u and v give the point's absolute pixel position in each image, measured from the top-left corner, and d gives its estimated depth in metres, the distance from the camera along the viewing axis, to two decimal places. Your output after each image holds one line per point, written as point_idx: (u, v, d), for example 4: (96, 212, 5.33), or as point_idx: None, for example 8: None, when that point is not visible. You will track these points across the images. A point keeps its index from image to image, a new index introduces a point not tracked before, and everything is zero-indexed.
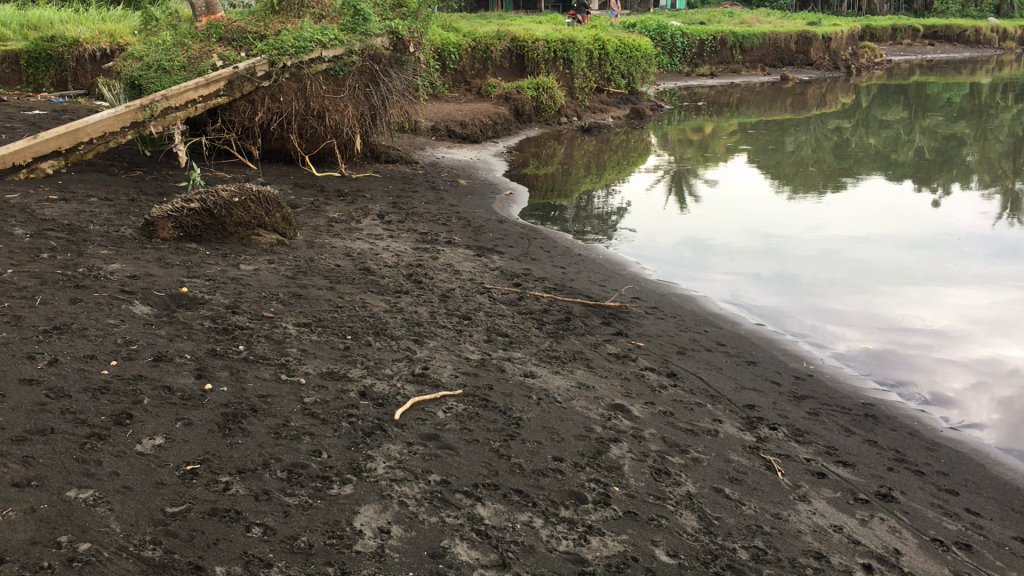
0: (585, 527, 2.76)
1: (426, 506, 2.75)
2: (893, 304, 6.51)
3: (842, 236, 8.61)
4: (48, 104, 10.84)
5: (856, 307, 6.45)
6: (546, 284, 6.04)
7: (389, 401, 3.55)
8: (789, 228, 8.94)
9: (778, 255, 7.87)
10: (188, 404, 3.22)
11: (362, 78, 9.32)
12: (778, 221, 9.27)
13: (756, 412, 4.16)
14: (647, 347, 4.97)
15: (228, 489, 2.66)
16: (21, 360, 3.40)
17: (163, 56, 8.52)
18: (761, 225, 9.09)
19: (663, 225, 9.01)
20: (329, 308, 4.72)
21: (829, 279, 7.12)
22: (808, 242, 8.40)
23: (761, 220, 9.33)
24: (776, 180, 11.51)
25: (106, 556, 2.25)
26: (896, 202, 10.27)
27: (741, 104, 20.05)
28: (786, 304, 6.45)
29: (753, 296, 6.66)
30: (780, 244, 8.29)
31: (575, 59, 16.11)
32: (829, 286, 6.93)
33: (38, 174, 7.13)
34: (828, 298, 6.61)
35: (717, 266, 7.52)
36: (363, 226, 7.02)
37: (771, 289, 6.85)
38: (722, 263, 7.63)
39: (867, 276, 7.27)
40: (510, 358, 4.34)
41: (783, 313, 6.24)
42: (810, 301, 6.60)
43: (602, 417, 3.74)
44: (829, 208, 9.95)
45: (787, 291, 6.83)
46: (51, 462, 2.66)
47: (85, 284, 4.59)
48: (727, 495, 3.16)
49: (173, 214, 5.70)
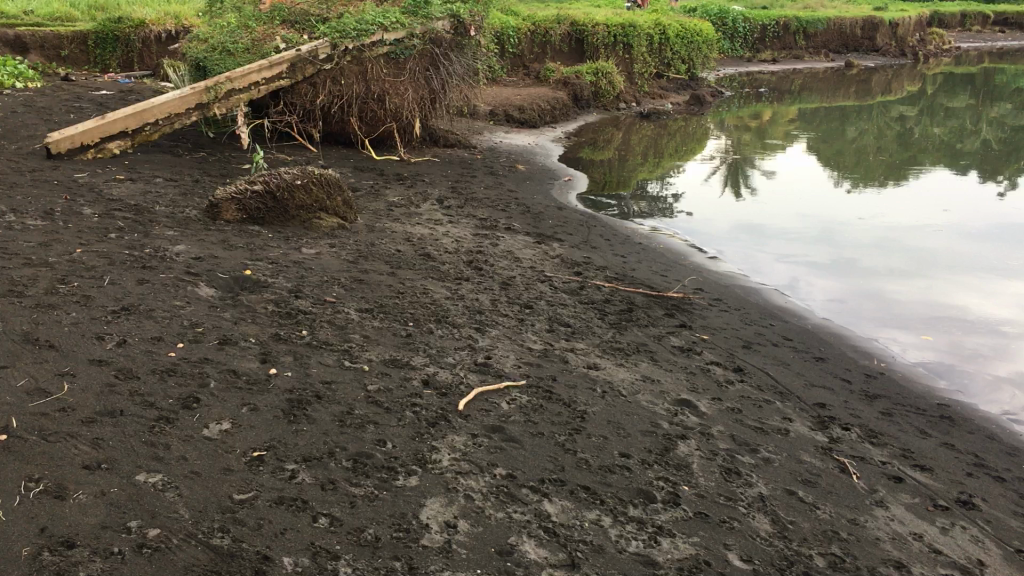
0: (655, 528, 2.69)
1: (492, 501, 2.70)
2: (959, 296, 6.31)
3: (902, 225, 8.38)
4: (114, 85, 11.02)
5: (921, 296, 6.28)
6: (608, 273, 5.95)
7: (453, 391, 3.50)
8: (847, 216, 8.73)
9: (834, 242, 7.67)
10: (254, 389, 3.21)
11: (423, 61, 9.24)
12: (836, 209, 9.05)
13: (827, 411, 4.04)
14: (712, 340, 4.85)
15: (294, 477, 2.64)
16: (91, 341, 3.43)
17: (227, 38, 8.59)
18: (819, 213, 8.87)
19: (717, 212, 8.83)
20: (391, 293, 4.69)
21: (889, 268, 6.92)
22: (867, 230, 8.18)
23: (818, 208, 9.11)
24: (833, 168, 11.25)
25: (175, 543, 2.24)
26: (956, 193, 10.01)
27: (803, 90, 19.64)
28: (845, 295, 6.28)
29: (811, 285, 6.49)
30: (837, 231, 8.08)
31: (635, 43, 15.90)
32: (893, 275, 6.74)
33: (106, 154, 7.26)
34: (889, 289, 6.42)
35: (772, 253, 7.35)
36: (423, 210, 6.99)
37: (832, 277, 6.67)
38: (778, 249, 7.46)
39: (929, 265, 7.05)
40: (573, 349, 4.27)
41: (843, 306, 6.07)
42: (873, 290, 6.42)
43: (669, 413, 3.66)
44: (888, 197, 9.71)
45: (850, 279, 6.64)
46: (120, 444, 2.67)
47: (152, 264, 4.63)
48: (801, 498, 3.07)
49: (237, 196, 5.73)
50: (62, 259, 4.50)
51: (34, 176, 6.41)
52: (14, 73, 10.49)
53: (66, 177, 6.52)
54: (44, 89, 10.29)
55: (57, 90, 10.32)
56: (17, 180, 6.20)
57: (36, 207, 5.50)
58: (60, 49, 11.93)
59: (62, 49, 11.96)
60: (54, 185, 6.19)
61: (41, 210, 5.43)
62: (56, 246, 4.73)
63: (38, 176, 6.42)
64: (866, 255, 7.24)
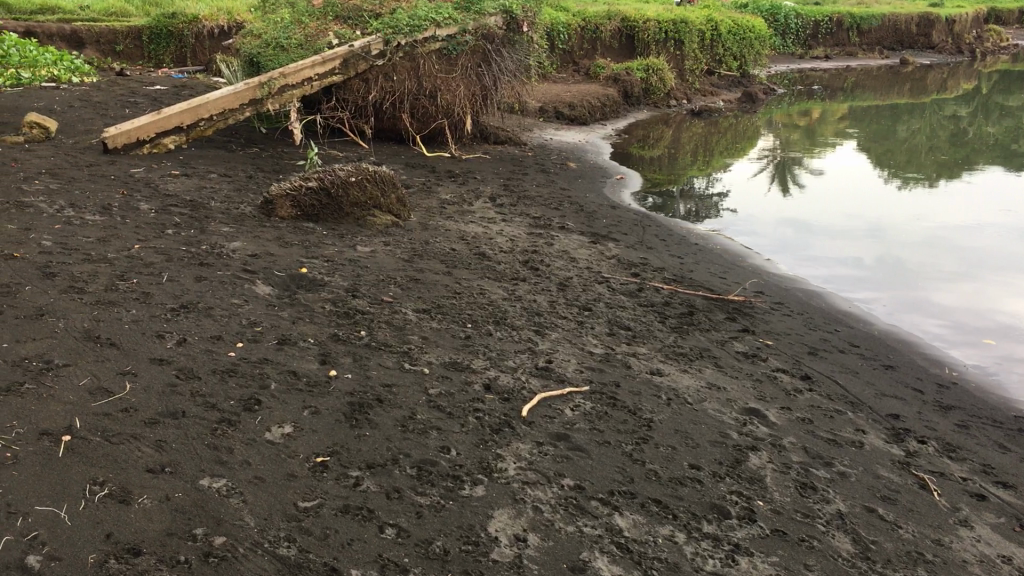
0: (732, 546, 2.58)
1: (561, 513, 2.61)
2: (1017, 300, 6.10)
3: (953, 224, 8.15)
4: (168, 80, 11.10)
5: (978, 301, 6.08)
6: (666, 275, 5.82)
7: (515, 397, 3.41)
8: (897, 215, 8.51)
9: (885, 242, 7.46)
10: (315, 391, 3.15)
11: (474, 58, 9.12)
12: (885, 208, 8.83)
13: (901, 423, 3.89)
14: (777, 346, 4.71)
15: (359, 485, 2.57)
16: (151, 339, 3.39)
17: (281, 34, 8.61)
18: (867, 211, 8.65)
19: (763, 209, 8.64)
20: (448, 294, 4.62)
21: (943, 269, 6.71)
22: (918, 229, 7.95)
23: (867, 206, 8.89)
24: (882, 166, 11.00)
25: (241, 552, 2.18)
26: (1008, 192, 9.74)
27: (857, 88, 19.26)
28: (898, 298, 6.10)
29: (863, 287, 6.32)
30: (887, 230, 7.87)
31: (686, 40, 15.69)
32: (949, 278, 6.54)
33: (161, 148, 7.28)
34: (944, 293, 6.23)
35: (821, 251, 7.17)
36: (476, 208, 6.91)
37: (886, 279, 6.49)
38: (826, 248, 7.27)
39: (984, 266, 6.84)
40: (635, 354, 4.16)
41: (897, 310, 5.90)
42: (929, 294, 6.23)
43: (737, 422, 3.54)
44: (941, 196, 9.45)
45: (905, 282, 6.46)
46: (184, 447, 2.62)
47: (209, 261, 4.60)
48: (881, 516, 2.94)
49: (292, 192, 5.70)
50: (121, 255, 4.50)
51: (92, 170, 6.46)
52: (71, 69, 10.73)
53: (122, 172, 6.55)
54: (100, 84, 10.42)
55: (112, 85, 10.49)
56: (75, 175, 6.24)
57: (94, 201, 5.52)
58: (116, 43, 12.11)
59: (117, 44, 12.12)
60: (111, 180, 6.22)
61: (99, 205, 5.44)
62: (114, 241, 4.73)
63: (96, 171, 6.46)
64: (918, 255, 7.04)
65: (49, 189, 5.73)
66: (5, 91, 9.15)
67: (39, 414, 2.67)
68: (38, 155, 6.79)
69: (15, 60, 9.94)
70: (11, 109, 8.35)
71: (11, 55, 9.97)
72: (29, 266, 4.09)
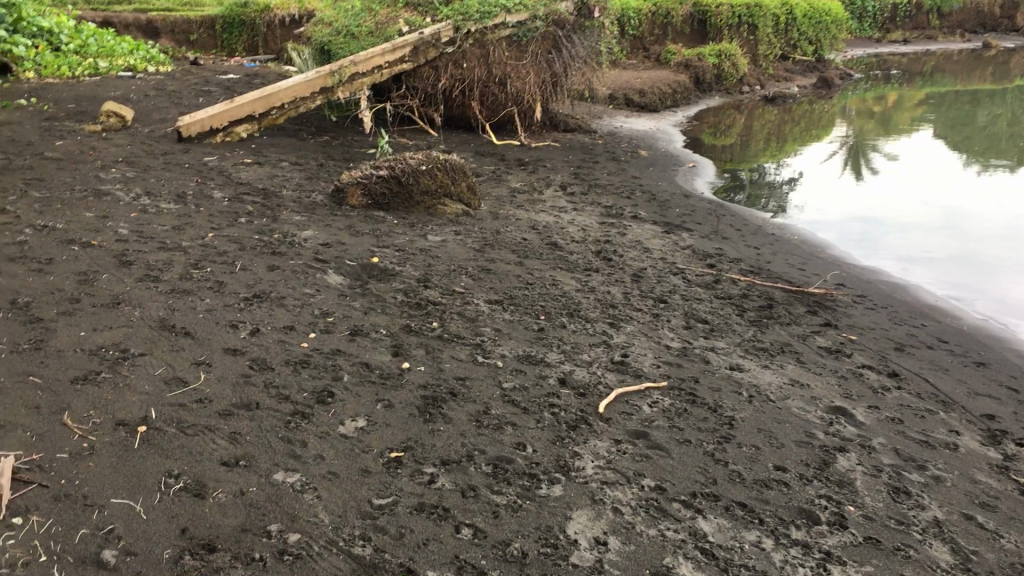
0: (823, 554, 2.45)
1: (642, 516, 2.51)
2: None
3: None
4: (240, 69, 11.23)
5: None
6: (742, 266, 5.64)
7: (591, 392, 3.31)
8: (977, 203, 8.17)
9: (964, 233, 7.17)
10: (387, 384, 3.10)
11: (545, 45, 8.92)
12: (965, 196, 8.49)
13: (998, 424, 3.68)
14: (861, 341, 4.52)
15: (433, 482, 2.50)
16: (225, 329, 3.39)
17: (352, 21, 8.69)
18: (946, 199, 8.33)
19: (836, 198, 8.37)
20: (520, 285, 4.54)
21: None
22: (1000, 218, 7.62)
23: (945, 194, 8.56)
24: (960, 151, 10.59)
25: (316, 550, 2.13)
26: None
27: (937, 72, 18.59)
28: (982, 293, 5.84)
29: (944, 280, 6.06)
30: (967, 220, 7.56)
31: (760, 24, 15.29)
32: None
33: (234, 137, 7.44)
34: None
35: (897, 242, 6.91)
36: (546, 197, 6.82)
37: (968, 273, 6.22)
38: (902, 239, 7.01)
39: None
40: (713, 348, 4.02)
41: (981, 306, 5.64)
42: (1013, 289, 5.95)
43: (823, 421, 3.38)
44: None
45: (987, 275, 6.20)
46: (258, 440, 2.58)
47: (282, 250, 4.60)
48: (982, 524, 2.78)
49: (363, 180, 5.69)
50: (195, 243, 4.52)
51: (167, 159, 6.53)
52: (147, 58, 10.91)
53: (196, 160, 6.62)
54: (174, 73, 10.58)
55: (187, 74, 10.66)
56: (150, 164, 6.32)
57: (169, 190, 5.57)
58: (190, 33, 12.29)
59: (192, 34, 12.30)
60: (186, 169, 6.29)
61: (174, 193, 5.50)
62: (188, 230, 4.76)
63: (171, 159, 6.54)
64: (1000, 247, 6.74)
65: (125, 177, 5.80)
66: (84, 81, 9.35)
67: (116, 404, 2.67)
68: (116, 144, 6.90)
69: (92, 51, 10.25)
70: (91, 99, 8.52)
71: (89, 46, 10.28)
72: (106, 254, 4.13)
